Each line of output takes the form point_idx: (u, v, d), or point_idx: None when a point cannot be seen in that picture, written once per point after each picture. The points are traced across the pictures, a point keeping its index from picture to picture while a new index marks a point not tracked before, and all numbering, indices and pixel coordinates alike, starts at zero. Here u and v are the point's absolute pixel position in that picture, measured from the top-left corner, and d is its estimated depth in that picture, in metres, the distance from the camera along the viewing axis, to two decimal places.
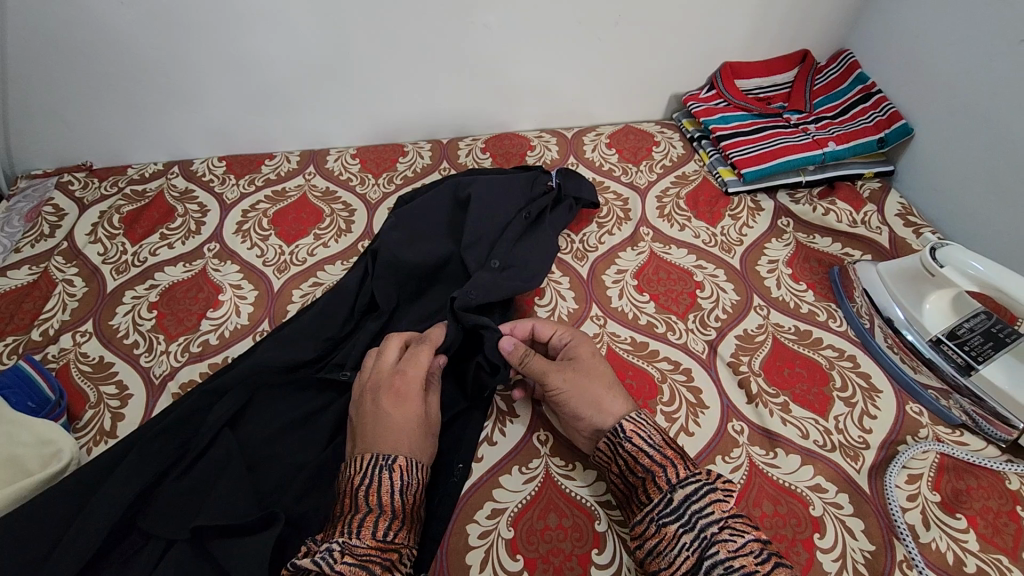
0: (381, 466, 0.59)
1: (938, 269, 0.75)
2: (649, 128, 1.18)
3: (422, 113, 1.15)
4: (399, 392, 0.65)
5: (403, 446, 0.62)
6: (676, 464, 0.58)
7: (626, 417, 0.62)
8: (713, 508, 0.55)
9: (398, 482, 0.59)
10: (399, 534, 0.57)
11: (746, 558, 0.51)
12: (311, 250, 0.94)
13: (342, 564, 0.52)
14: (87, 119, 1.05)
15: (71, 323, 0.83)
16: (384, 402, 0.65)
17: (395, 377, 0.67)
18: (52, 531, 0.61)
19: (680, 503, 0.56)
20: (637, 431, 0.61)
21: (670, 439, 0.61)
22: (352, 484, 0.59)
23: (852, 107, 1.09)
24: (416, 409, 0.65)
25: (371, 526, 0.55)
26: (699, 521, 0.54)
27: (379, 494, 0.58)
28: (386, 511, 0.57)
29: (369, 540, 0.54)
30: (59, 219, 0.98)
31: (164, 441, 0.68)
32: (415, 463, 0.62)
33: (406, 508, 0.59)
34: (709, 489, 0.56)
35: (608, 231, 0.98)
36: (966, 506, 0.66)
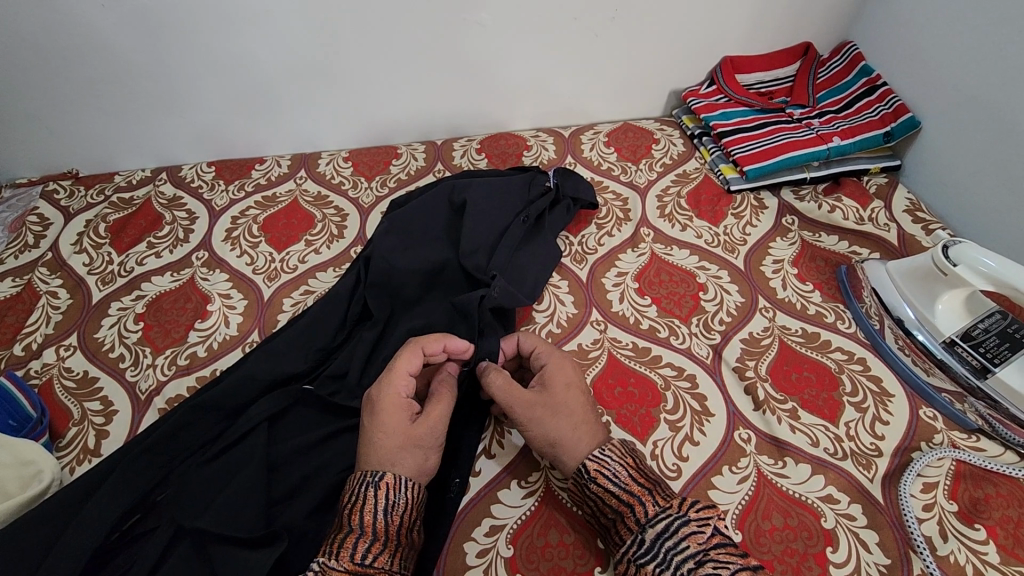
0: (368, 485, 0.57)
1: (952, 269, 0.72)
2: (648, 126, 1.15)
3: (416, 114, 1.12)
4: (376, 404, 0.63)
5: (381, 462, 0.59)
6: (643, 501, 0.57)
7: (589, 456, 0.61)
8: (688, 542, 0.53)
9: (383, 502, 0.57)
10: (379, 558, 0.54)
11: None
12: (302, 257, 0.91)
13: None
14: (72, 126, 1.03)
15: (55, 336, 0.81)
16: (367, 417, 0.63)
17: (374, 388, 0.65)
18: (29, 558, 0.58)
19: (653, 542, 0.54)
20: (601, 470, 0.60)
21: (636, 472, 0.60)
22: (343, 503, 0.58)
23: (857, 101, 1.06)
24: (394, 418, 0.61)
25: (349, 547, 0.54)
26: (674, 558, 0.53)
27: (362, 514, 0.56)
28: (368, 532, 0.55)
29: (345, 562, 0.53)
30: (43, 228, 0.96)
31: (149, 460, 0.65)
32: (406, 481, 0.59)
33: (392, 530, 0.56)
34: (682, 522, 0.54)
35: (608, 232, 0.95)
36: (985, 516, 0.63)
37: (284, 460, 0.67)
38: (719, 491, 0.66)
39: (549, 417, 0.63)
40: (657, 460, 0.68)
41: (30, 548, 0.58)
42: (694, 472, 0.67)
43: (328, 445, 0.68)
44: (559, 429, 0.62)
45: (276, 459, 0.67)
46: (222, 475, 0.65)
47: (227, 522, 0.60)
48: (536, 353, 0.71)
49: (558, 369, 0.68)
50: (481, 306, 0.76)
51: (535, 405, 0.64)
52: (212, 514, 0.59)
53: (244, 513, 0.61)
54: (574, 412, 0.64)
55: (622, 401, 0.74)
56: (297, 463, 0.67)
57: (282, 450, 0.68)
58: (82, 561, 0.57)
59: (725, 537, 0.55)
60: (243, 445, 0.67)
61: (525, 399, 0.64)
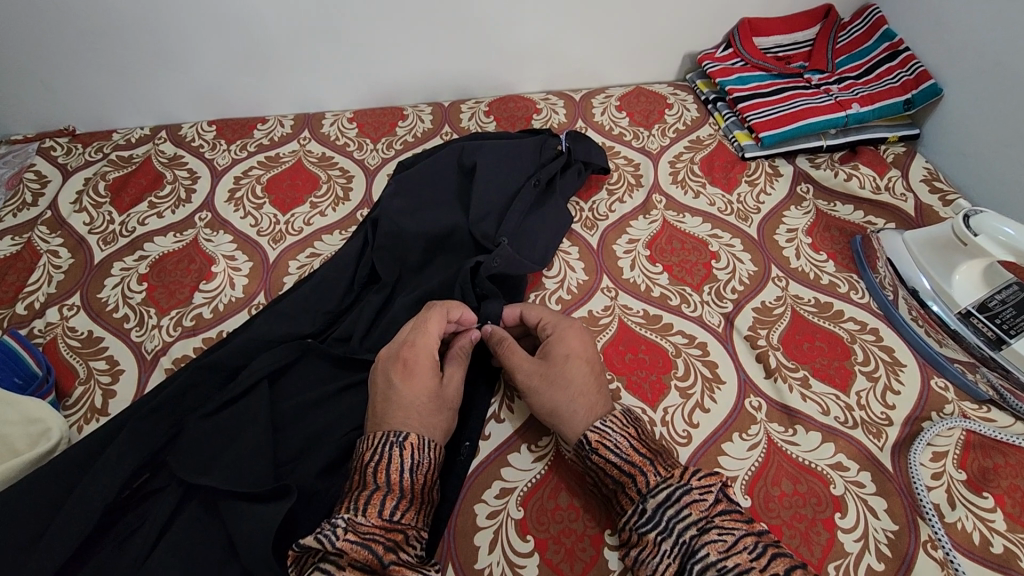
0: (391, 445, 0.57)
1: (972, 238, 0.71)
2: (661, 90, 1.12)
3: (422, 74, 1.09)
4: (407, 364, 0.63)
5: (412, 421, 0.59)
6: (645, 472, 0.56)
7: (590, 428, 0.60)
8: (690, 510, 0.53)
9: (408, 461, 0.56)
10: (406, 514, 0.54)
11: (740, 556, 0.49)
12: (307, 219, 0.90)
13: (344, 541, 0.49)
14: (67, 80, 0.99)
15: (57, 296, 0.80)
16: (395, 375, 0.62)
17: (404, 349, 0.64)
18: (40, 516, 0.57)
19: (654, 511, 0.54)
20: (602, 441, 0.59)
21: (638, 442, 0.59)
22: (362, 463, 0.57)
23: (878, 66, 1.02)
24: (427, 381, 0.62)
25: (377, 503, 0.53)
26: (676, 525, 0.52)
27: (388, 472, 0.55)
28: (395, 489, 0.54)
29: (374, 518, 0.52)
30: (41, 186, 0.93)
31: (157, 419, 0.64)
32: (427, 442, 0.59)
33: (417, 488, 0.56)
34: (683, 491, 0.54)
35: (619, 199, 0.93)
36: (993, 484, 0.64)
37: (294, 419, 0.66)
38: (729, 457, 0.66)
39: (546, 387, 0.63)
40: (666, 426, 0.68)
41: (40, 504, 0.58)
42: (704, 439, 0.67)
43: (337, 406, 0.68)
44: (552, 402, 0.62)
45: (286, 419, 0.66)
46: (228, 431, 0.64)
47: (236, 481, 0.59)
48: (541, 324, 0.70)
49: (560, 339, 0.67)
50: (478, 276, 0.74)
51: (534, 374, 0.65)
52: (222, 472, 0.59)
53: (252, 472, 0.60)
54: (573, 383, 0.63)
55: (632, 367, 0.73)
56: (306, 422, 0.67)
57: (291, 409, 0.67)
58: (94, 518, 0.57)
59: (729, 503, 0.54)
60: (242, 402, 0.66)
61: (526, 368, 0.65)
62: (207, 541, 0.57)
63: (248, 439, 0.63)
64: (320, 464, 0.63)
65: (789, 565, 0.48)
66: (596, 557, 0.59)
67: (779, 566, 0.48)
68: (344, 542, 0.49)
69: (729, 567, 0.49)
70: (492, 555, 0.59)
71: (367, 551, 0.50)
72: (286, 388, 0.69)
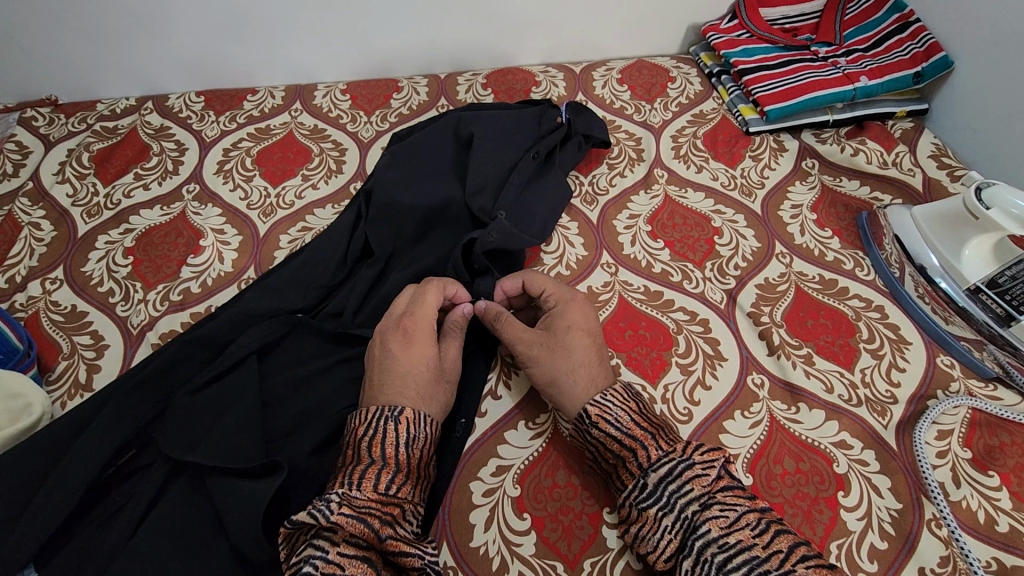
0: (387, 419, 0.55)
1: (983, 212, 0.69)
2: (664, 63, 1.09)
3: (418, 44, 1.05)
4: (407, 333, 0.62)
5: (410, 394, 0.58)
6: (646, 446, 0.54)
7: (590, 402, 0.58)
8: (692, 485, 0.51)
9: (404, 435, 0.55)
10: (402, 489, 0.52)
11: (742, 533, 0.48)
12: (299, 192, 0.87)
13: (339, 515, 0.48)
14: (49, 47, 0.96)
15: (40, 269, 0.77)
16: (394, 344, 0.62)
17: (404, 319, 0.63)
18: (22, 492, 0.56)
19: (655, 486, 0.53)
20: (603, 416, 0.57)
21: (638, 417, 0.57)
22: (356, 437, 0.55)
23: (887, 39, 0.99)
24: (426, 352, 0.61)
25: (372, 478, 0.51)
26: (678, 501, 0.51)
27: (384, 446, 0.54)
28: (390, 464, 0.53)
29: (369, 492, 0.50)
30: (22, 157, 0.90)
31: (143, 394, 0.62)
32: (424, 417, 0.57)
33: (413, 462, 0.54)
34: (685, 465, 0.53)
35: (620, 173, 0.91)
36: (999, 463, 0.62)
37: (284, 395, 0.65)
38: (730, 435, 0.64)
39: (547, 356, 0.62)
40: (667, 404, 0.67)
41: (21, 480, 0.56)
42: (705, 416, 0.66)
43: (328, 382, 0.66)
44: (553, 371, 0.61)
45: (276, 395, 0.65)
46: (216, 407, 0.62)
47: (224, 457, 0.58)
48: (544, 296, 0.68)
49: (564, 311, 0.66)
50: (474, 252, 0.72)
51: (537, 344, 0.63)
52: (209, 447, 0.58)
53: (241, 448, 0.59)
54: (575, 351, 0.62)
55: (632, 343, 0.71)
56: (297, 397, 0.65)
57: (282, 385, 0.65)
58: (77, 494, 0.55)
59: (732, 480, 0.53)
60: (230, 377, 0.64)
61: (526, 338, 0.64)
62: (195, 518, 0.55)
63: (236, 414, 0.61)
64: (311, 440, 0.61)
65: (792, 542, 0.47)
66: (594, 535, 0.58)
67: (784, 542, 0.47)
68: (338, 516, 0.47)
69: (730, 544, 0.47)
70: (488, 533, 0.58)
71: (362, 525, 0.48)
72: (276, 363, 0.67)
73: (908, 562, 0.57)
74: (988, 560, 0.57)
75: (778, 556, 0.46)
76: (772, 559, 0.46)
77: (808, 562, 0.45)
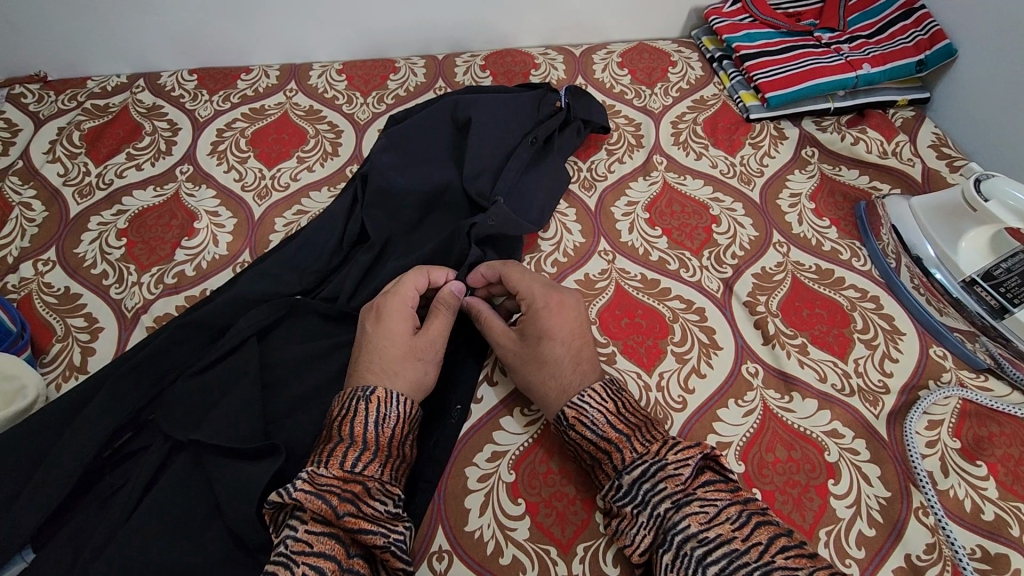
0: (358, 398, 0.55)
1: (982, 204, 0.69)
2: (665, 47, 1.07)
3: (415, 24, 1.03)
4: (380, 312, 0.62)
5: (375, 376, 0.58)
6: (621, 448, 0.55)
7: (568, 403, 0.58)
8: (666, 484, 0.51)
9: (374, 414, 0.55)
10: (370, 467, 0.52)
11: (722, 526, 0.48)
12: (294, 174, 0.86)
13: (300, 491, 0.48)
14: (36, 21, 0.93)
15: (31, 250, 0.77)
16: (369, 325, 0.62)
17: (380, 298, 0.64)
18: (18, 475, 0.56)
19: (630, 486, 0.53)
20: (579, 418, 0.57)
21: (616, 418, 0.57)
22: (331, 418, 0.56)
23: (892, 25, 0.97)
24: (401, 327, 0.61)
25: (339, 456, 0.52)
26: (652, 499, 0.51)
27: (353, 425, 0.54)
28: (358, 442, 0.53)
29: (335, 469, 0.51)
30: (11, 135, 0.89)
31: (137, 378, 0.62)
32: (397, 396, 0.57)
33: (383, 441, 0.54)
34: (658, 466, 0.52)
35: (619, 159, 0.90)
36: (987, 453, 0.63)
37: (280, 379, 0.64)
38: (723, 423, 0.65)
39: (520, 366, 0.63)
40: (662, 392, 0.67)
41: (17, 463, 0.56)
42: (699, 405, 0.66)
43: (325, 366, 0.66)
44: (523, 380, 0.63)
45: (271, 380, 0.64)
46: (211, 390, 0.62)
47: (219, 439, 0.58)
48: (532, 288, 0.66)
49: (549, 314, 0.63)
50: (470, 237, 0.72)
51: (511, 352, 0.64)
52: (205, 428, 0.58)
53: (240, 426, 0.58)
54: (553, 357, 0.61)
55: (628, 332, 0.72)
56: (292, 380, 0.65)
57: (277, 369, 0.65)
58: (74, 478, 0.55)
59: (715, 474, 0.54)
60: (225, 361, 0.64)
61: (506, 343, 0.64)
62: (191, 499, 0.56)
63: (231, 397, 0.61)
64: (308, 424, 0.61)
65: (772, 535, 0.48)
66: (587, 521, 0.58)
67: (765, 532, 0.48)
68: (299, 493, 0.48)
69: (710, 538, 0.48)
70: (483, 518, 0.58)
71: (321, 501, 0.48)
72: (272, 346, 0.67)
73: (894, 549, 0.58)
74: (972, 547, 0.58)
75: (757, 548, 0.47)
76: (751, 552, 0.47)
77: (788, 552, 0.46)
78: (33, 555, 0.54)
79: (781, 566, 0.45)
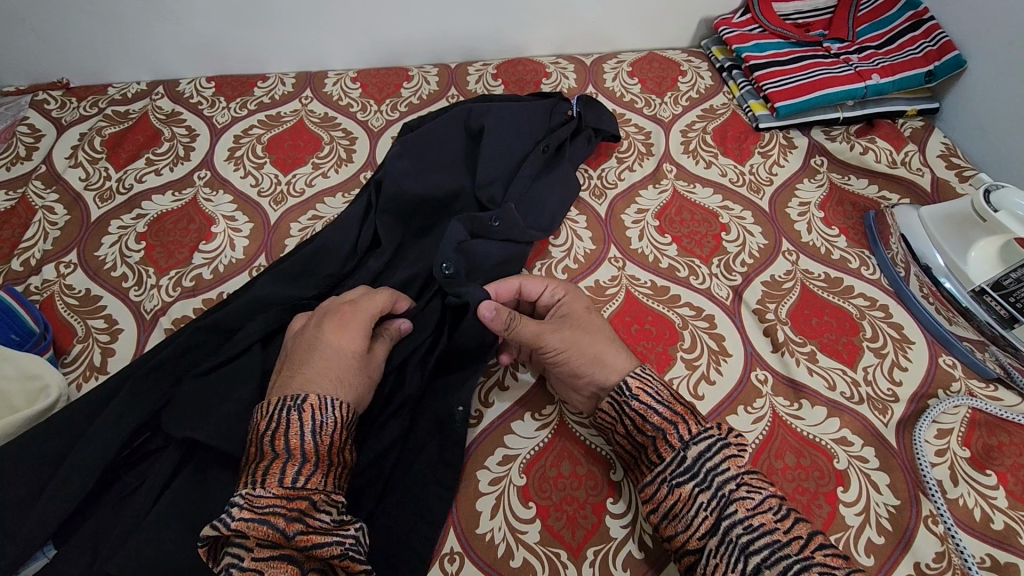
0: (289, 408, 0.52)
1: (991, 214, 0.69)
2: (674, 57, 1.09)
3: (429, 34, 1.05)
4: (341, 322, 0.60)
5: (332, 385, 0.55)
6: (686, 420, 0.55)
7: (630, 374, 0.58)
8: (729, 464, 0.52)
9: (309, 423, 0.51)
10: (313, 479, 0.50)
11: (765, 516, 0.49)
12: (309, 180, 0.87)
13: (240, 520, 0.46)
14: (60, 29, 0.96)
15: (53, 253, 0.78)
16: (327, 327, 0.59)
17: (343, 305, 0.62)
18: (41, 473, 0.57)
19: (694, 461, 0.52)
20: (642, 388, 0.57)
21: (676, 395, 0.58)
22: (259, 431, 0.52)
23: (901, 36, 0.98)
24: (354, 342, 0.59)
25: (277, 473, 0.49)
26: (715, 478, 0.51)
27: (287, 437, 0.50)
28: (295, 455, 0.50)
29: (274, 488, 0.48)
30: (35, 140, 0.91)
31: (157, 378, 0.63)
32: (331, 401, 0.54)
33: (322, 450, 0.51)
34: (723, 443, 0.53)
35: (629, 167, 0.91)
36: (997, 462, 0.63)
37: None
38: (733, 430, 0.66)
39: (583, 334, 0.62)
40: None
41: (39, 460, 0.58)
42: (708, 411, 0.67)
43: None
44: (594, 349, 0.60)
45: None
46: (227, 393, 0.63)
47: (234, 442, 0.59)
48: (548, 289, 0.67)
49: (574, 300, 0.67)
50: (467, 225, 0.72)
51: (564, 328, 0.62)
52: (222, 429, 0.59)
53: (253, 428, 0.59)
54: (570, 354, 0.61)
55: (638, 338, 0.72)
56: None
57: None
58: (94, 476, 0.56)
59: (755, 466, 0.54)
60: (240, 363, 0.65)
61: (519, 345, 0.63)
62: (208, 500, 0.57)
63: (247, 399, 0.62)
64: None
65: (811, 530, 0.48)
66: (597, 525, 0.59)
67: (802, 528, 0.48)
68: (240, 522, 0.46)
69: (756, 525, 0.48)
70: (494, 521, 0.59)
71: (267, 527, 0.46)
72: None
73: (903, 558, 0.58)
74: (982, 556, 0.58)
75: (798, 542, 0.47)
76: (792, 544, 0.47)
77: (824, 551, 0.47)
78: (54, 550, 0.56)
79: (820, 563, 0.45)
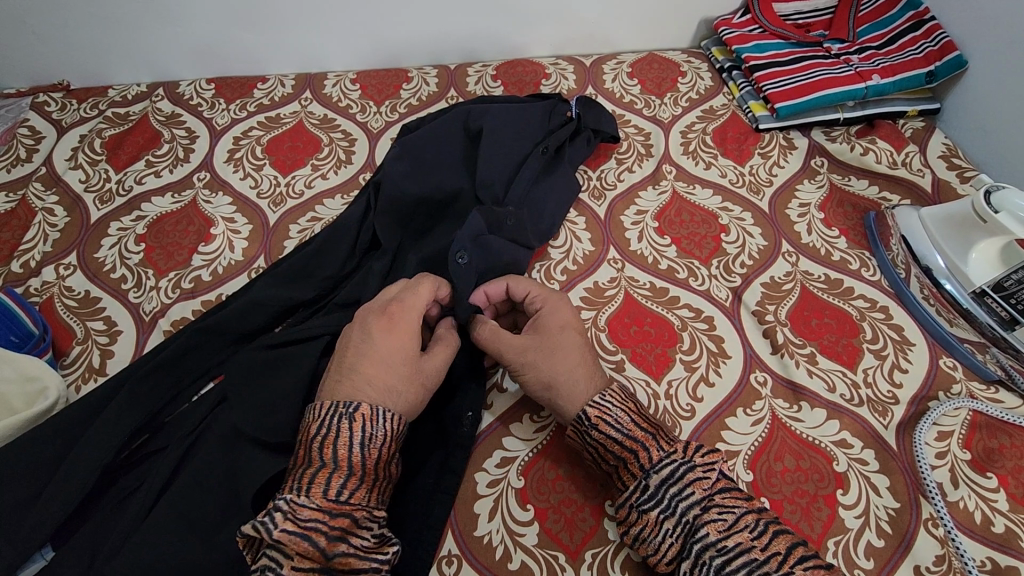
0: (340, 416, 0.52)
1: (992, 215, 0.69)
2: (674, 58, 1.08)
3: (428, 35, 1.05)
4: (388, 321, 0.59)
5: (379, 394, 0.55)
6: (648, 447, 0.54)
7: (588, 404, 0.58)
8: (693, 488, 0.52)
9: (358, 435, 0.51)
10: (356, 494, 0.50)
11: (741, 535, 0.49)
12: (309, 181, 0.87)
13: (281, 531, 0.46)
14: (61, 31, 0.96)
15: (53, 255, 0.79)
16: (374, 327, 0.59)
17: (390, 304, 0.61)
18: (39, 475, 0.57)
19: (657, 488, 0.53)
20: (602, 417, 0.57)
21: (639, 417, 0.57)
22: (309, 434, 0.52)
23: (902, 36, 0.98)
24: (404, 344, 0.58)
25: (322, 484, 0.49)
26: (679, 505, 0.52)
27: (336, 447, 0.51)
28: (342, 467, 0.50)
29: (318, 500, 0.48)
30: (36, 142, 0.91)
31: (158, 378, 0.64)
32: (384, 413, 0.53)
33: (369, 464, 0.51)
34: (687, 468, 0.53)
35: (629, 168, 0.91)
36: (997, 465, 0.63)
37: None
38: (732, 432, 0.65)
39: (543, 359, 0.61)
40: (670, 400, 0.67)
41: (38, 463, 0.58)
42: (707, 413, 0.67)
43: None
44: (550, 375, 0.60)
45: None
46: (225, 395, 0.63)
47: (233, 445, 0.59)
48: (530, 297, 0.67)
49: (554, 310, 0.65)
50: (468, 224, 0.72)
51: (527, 350, 0.62)
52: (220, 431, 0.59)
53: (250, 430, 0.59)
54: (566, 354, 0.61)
55: (637, 339, 0.72)
56: (295, 373, 0.63)
57: None
58: (92, 478, 0.57)
59: (729, 482, 0.54)
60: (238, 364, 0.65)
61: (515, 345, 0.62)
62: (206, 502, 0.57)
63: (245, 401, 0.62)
64: None
65: (790, 544, 0.48)
66: (595, 527, 0.59)
67: (782, 541, 0.48)
68: (281, 533, 0.46)
69: (728, 547, 0.48)
70: (492, 523, 0.59)
71: (307, 543, 0.46)
72: None
73: (903, 560, 0.58)
74: (982, 559, 0.58)
75: (777, 558, 0.47)
76: (770, 562, 0.47)
77: (806, 564, 0.47)
78: (53, 552, 0.56)
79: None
